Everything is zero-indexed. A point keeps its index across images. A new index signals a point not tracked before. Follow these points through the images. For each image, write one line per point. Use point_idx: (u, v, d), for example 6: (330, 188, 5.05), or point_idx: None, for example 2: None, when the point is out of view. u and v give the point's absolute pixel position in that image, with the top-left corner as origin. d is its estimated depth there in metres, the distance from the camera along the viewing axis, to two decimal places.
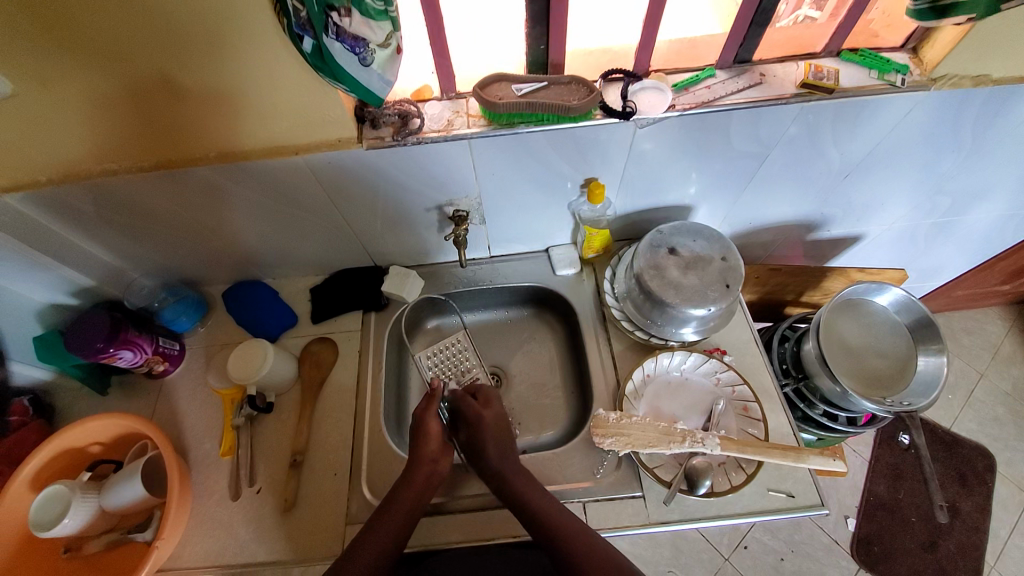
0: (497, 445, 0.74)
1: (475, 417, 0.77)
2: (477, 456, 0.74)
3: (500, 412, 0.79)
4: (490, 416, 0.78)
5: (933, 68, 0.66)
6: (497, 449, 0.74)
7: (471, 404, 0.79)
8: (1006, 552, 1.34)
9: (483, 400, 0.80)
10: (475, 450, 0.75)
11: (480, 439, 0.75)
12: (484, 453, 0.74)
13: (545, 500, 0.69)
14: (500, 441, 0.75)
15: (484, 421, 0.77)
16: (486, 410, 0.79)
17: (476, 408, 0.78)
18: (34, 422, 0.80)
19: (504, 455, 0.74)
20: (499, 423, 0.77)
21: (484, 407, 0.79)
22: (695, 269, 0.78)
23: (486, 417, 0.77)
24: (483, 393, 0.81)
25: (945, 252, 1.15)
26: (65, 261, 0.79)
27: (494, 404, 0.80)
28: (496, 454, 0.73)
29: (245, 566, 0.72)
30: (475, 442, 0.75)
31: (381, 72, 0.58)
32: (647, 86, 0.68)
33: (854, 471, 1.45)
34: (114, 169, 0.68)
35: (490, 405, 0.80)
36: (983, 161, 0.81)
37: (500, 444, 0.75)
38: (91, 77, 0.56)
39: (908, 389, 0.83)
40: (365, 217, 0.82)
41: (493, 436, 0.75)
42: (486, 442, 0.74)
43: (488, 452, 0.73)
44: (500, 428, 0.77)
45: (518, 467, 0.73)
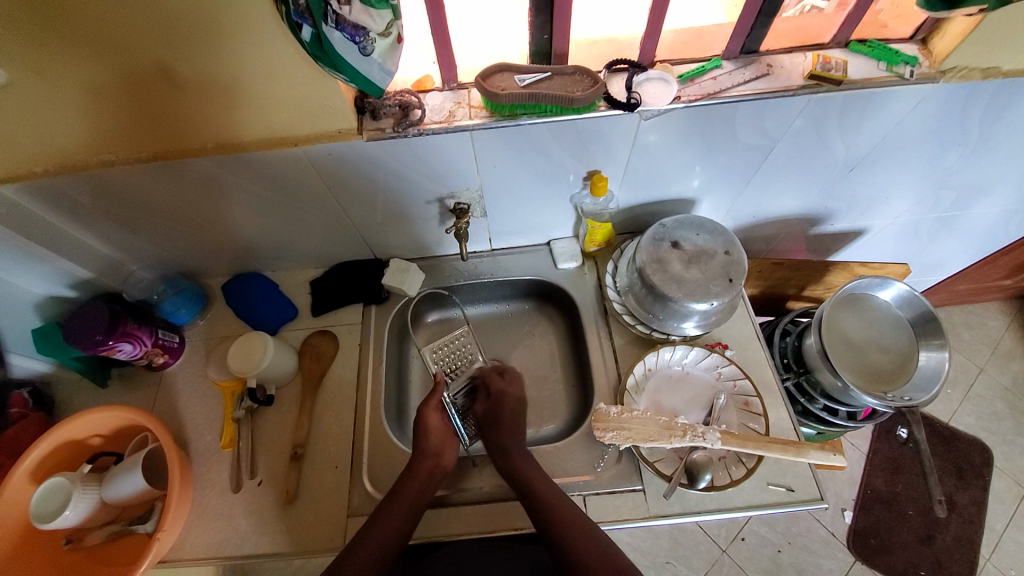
0: (511, 419, 0.79)
1: (498, 392, 0.82)
2: (490, 428, 0.79)
3: (519, 396, 0.82)
4: (512, 395, 0.82)
5: (943, 60, 0.65)
6: (511, 422, 0.79)
7: (495, 381, 0.83)
8: (1002, 545, 1.34)
9: (506, 377, 0.84)
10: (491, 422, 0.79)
11: (500, 414, 0.80)
12: (501, 427, 0.78)
13: (548, 485, 0.69)
14: (512, 424, 0.79)
15: (506, 396, 0.82)
16: (510, 386, 0.83)
17: (500, 384, 0.83)
18: (34, 414, 0.80)
19: (513, 435, 0.77)
20: (518, 403, 0.82)
21: (506, 384, 0.83)
22: (698, 263, 0.77)
23: (506, 394, 0.82)
24: (508, 373, 0.84)
25: (948, 247, 1.15)
26: (63, 252, 0.78)
27: (514, 384, 0.83)
28: (507, 428, 0.78)
29: (247, 557, 0.72)
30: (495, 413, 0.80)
31: (381, 62, 0.57)
32: (653, 77, 0.67)
33: (853, 464, 1.45)
34: (112, 160, 0.67)
35: (511, 386, 0.83)
36: (989, 155, 0.80)
37: (513, 419, 0.79)
38: (87, 67, 0.55)
39: (909, 384, 0.83)
40: (365, 209, 0.81)
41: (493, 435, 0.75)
42: (501, 415, 0.80)
43: (502, 424, 0.79)
44: (520, 406, 0.81)
45: (523, 448, 0.75)
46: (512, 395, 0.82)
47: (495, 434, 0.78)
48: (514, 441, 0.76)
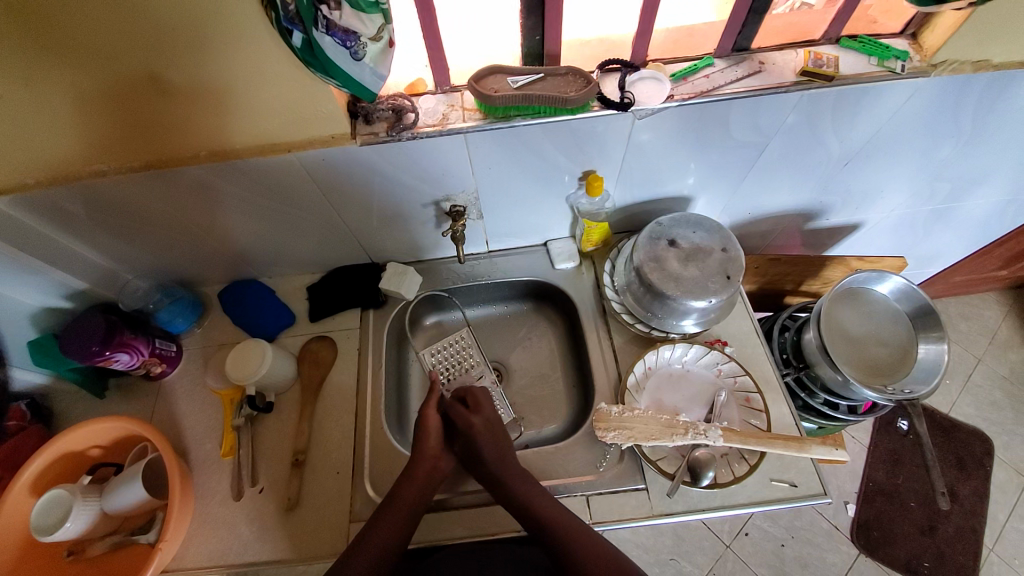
0: (493, 447, 0.73)
1: (465, 425, 0.75)
2: (477, 463, 0.72)
3: (490, 418, 0.77)
4: (480, 424, 0.75)
5: (933, 54, 0.65)
6: (494, 451, 0.72)
7: (462, 412, 0.76)
8: (1005, 535, 1.35)
9: (474, 405, 0.78)
10: (473, 455, 0.73)
11: (478, 448, 0.73)
12: (485, 460, 0.71)
13: (542, 495, 0.69)
14: (500, 454, 0.72)
15: (476, 428, 0.75)
16: (475, 416, 0.76)
17: (465, 417, 0.76)
18: (32, 427, 0.79)
19: (502, 459, 0.72)
20: (490, 427, 0.76)
21: (474, 412, 0.77)
22: (695, 260, 0.77)
23: (476, 426, 0.75)
24: (473, 397, 0.79)
25: (942, 239, 1.15)
26: (58, 263, 0.78)
27: (484, 409, 0.78)
28: (494, 457, 0.72)
29: (251, 565, 0.72)
30: (472, 447, 0.73)
31: (373, 66, 0.57)
32: (645, 76, 0.67)
33: (854, 457, 1.45)
34: (104, 170, 0.67)
35: (479, 411, 0.78)
36: (982, 147, 0.81)
37: (495, 447, 0.73)
38: (76, 77, 0.55)
39: (908, 376, 0.83)
40: (361, 214, 0.81)
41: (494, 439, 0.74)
42: (484, 449, 0.73)
43: (488, 459, 0.72)
44: (493, 432, 0.75)
45: (518, 470, 0.71)
46: (480, 427, 0.75)
47: (485, 469, 0.71)
48: (506, 467, 0.71)
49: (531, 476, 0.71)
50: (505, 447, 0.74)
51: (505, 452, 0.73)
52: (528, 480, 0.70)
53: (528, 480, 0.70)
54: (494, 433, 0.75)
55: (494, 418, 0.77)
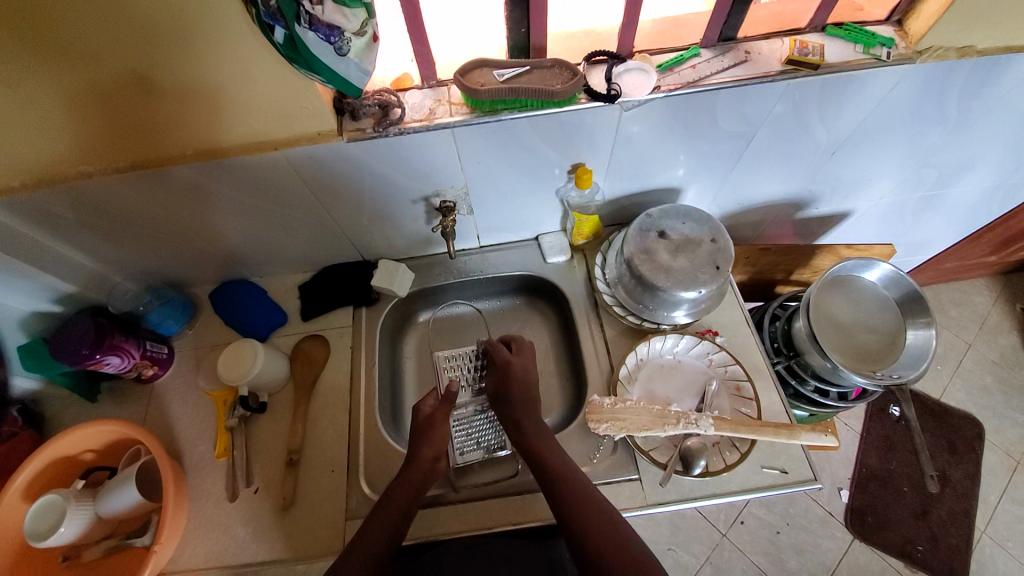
0: (523, 392, 0.76)
1: (502, 362, 0.79)
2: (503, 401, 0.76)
3: (528, 364, 0.79)
4: (518, 366, 0.78)
5: (918, 41, 0.65)
6: (521, 398, 0.75)
7: (502, 351, 0.80)
8: (996, 518, 1.37)
9: (515, 348, 0.80)
10: (502, 393, 0.77)
11: (509, 388, 0.76)
12: (511, 402, 0.75)
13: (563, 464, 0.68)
14: (526, 397, 0.76)
15: (512, 368, 0.78)
16: (516, 359, 0.79)
17: (506, 356, 0.79)
18: (24, 432, 0.79)
19: (528, 408, 0.75)
20: (525, 376, 0.78)
21: (513, 355, 0.80)
22: (685, 251, 0.78)
23: (512, 365, 0.78)
24: (516, 342, 0.81)
25: (932, 225, 1.16)
26: (46, 267, 0.77)
27: (525, 355, 0.80)
28: (520, 402, 0.75)
29: (247, 565, 0.72)
30: (503, 385, 0.77)
31: (358, 61, 0.57)
32: (631, 67, 0.67)
33: (848, 444, 1.47)
34: (90, 172, 0.66)
35: (521, 354, 0.80)
36: (969, 133, 0.81)
37: (525, 392, 0.76)
38: (59, 79, 0.54)
39: (897, 362, 0.84)
40: (350, 211, 0.80)
41: (519, 385, 0.77)
42: (512, 390, 0.76)
43: (512, 400, 0.75)
44: (528, 379, 0.78)
45: (538, 424, 0.73)
46: (517, 368, 0.78)
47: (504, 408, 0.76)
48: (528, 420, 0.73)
49: (550, 433, 0.73)
50: (531, 397, 0.76)
51: (532, 405, 0.75)
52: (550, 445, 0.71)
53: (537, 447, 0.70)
54: (528, 382, 0.77)
55: (531, 367, 0.79)
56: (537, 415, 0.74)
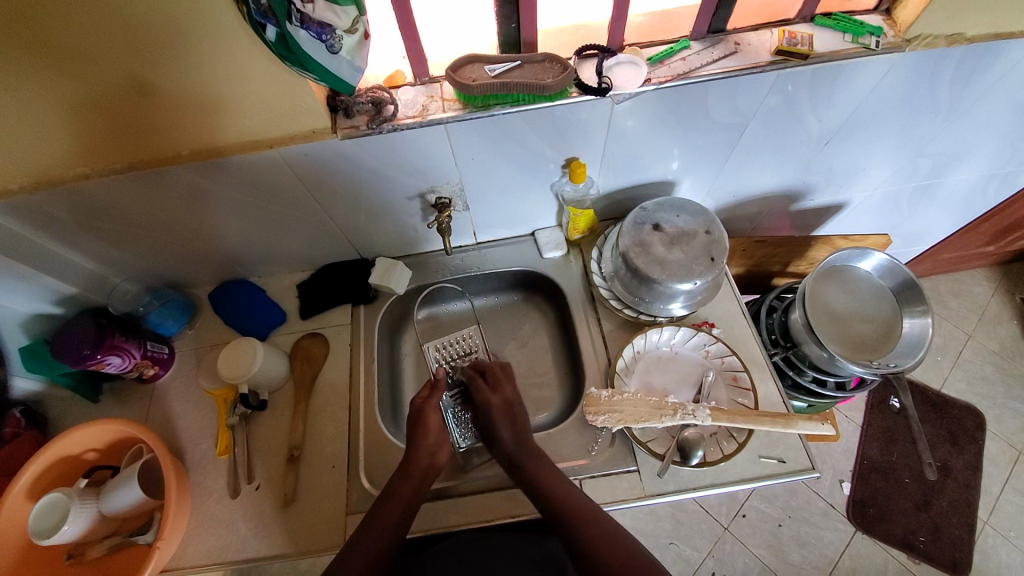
0: (508, 426, 0.75)
1: (483, 403, 0.77)
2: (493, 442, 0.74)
3: (509, 398, 0.78)
4: (499, 403, 0.77)
5: (907, 29, 0.66)
6: (511, 431, 0.74)
7: (481, 389, 0.78)
8: (999, 507, 1.37)
9: (495, 385, 0.79)
10: (486, 432, 0.75)
11: (491, 422, 0.75)
12: (498, 436, 0.74)
13: (558, 476, 0.69)
14: (515, 428, 0.75)
15: (492, 408, 0.76)
16: (494, 395, 0.77)
17: (485, 394, 0.78)
18: (27, 433, 0.79)
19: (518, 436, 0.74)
20: (508, 408, 0.77)
21: (493, 391, 0.78)
22: (679, 244, 0.78)
23: (494, 404, 0.76)
24: (492, 374, 0.80)
25: (929, 215, 1.16)
26: (47, 269, 0.78)
27: (504, 388, 0.79)
28: (511, 437, 0.73)
29: (250, 561, 0.73)
30: (487, 425, 0.76)
31: (350, 58, 0.58)
32: (622, 61, 0.67)
33: (848, 436, 1.47)
34: (88, 173, 0.67)
35: (500, 389, 0.78)
36: (962, 121, 0.81)
37: (511, 425, 0.75)
38: (59, 82, 0.55)
39: (893, 351, 0.84)
40: (347, 209, 0.81)
41: (503, 418, 0.75)
42: (499, 427, 0.74)
43: (501, 435, 0.74)
44: (510, 411, 0.76)
45: (532, 450, 0.72)
46: (497, 407, 0.76)
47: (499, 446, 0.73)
48: (520, 446, 0.72)
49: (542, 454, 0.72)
50: (518, 426, 0.75)
51: (522, 433, 0.74)
52: (541, 460, 0.71)
53: (533, 461, 0.70)
54: (512, 413, 0.76)
55: (513, 399, 0.78)
56: (528, 437, 0.74)
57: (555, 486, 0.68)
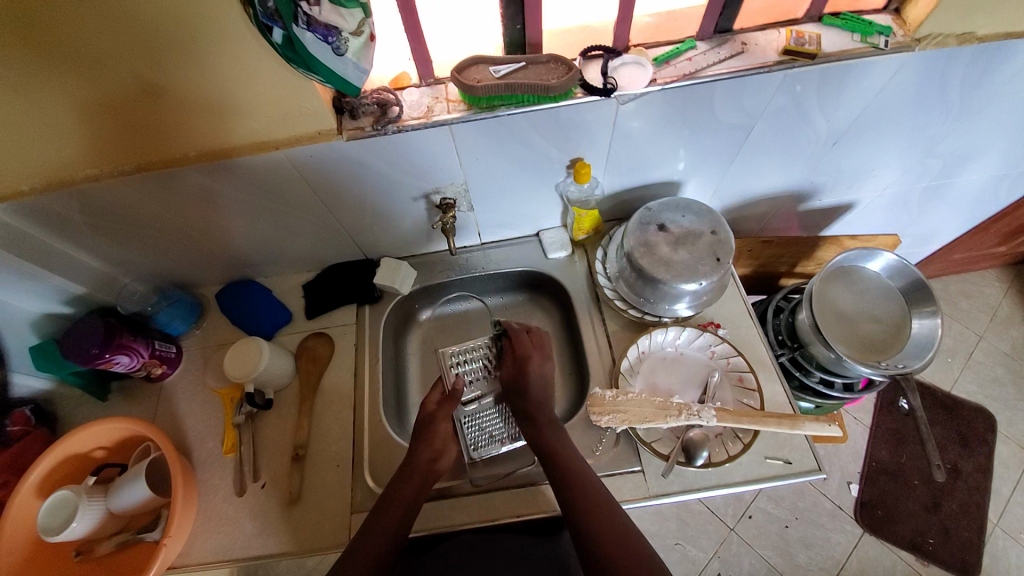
0: (539, 392, 0.78)
1: (523, 355, 0.81)
2: (521, 396, 0.78)
3: (546, 359, 0.82)
4: (537, 360, 0.81)
5: (917, 28, 0.65)
6: (539, 395, 0.78)
7: (523, 343, 0.83)
8: (1008, 510, 1.35)
9: (535, 340, 0.84)
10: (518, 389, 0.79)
11: (525, 382, 0.79)
12: (528, 395, 0.78)
13: (571, 454, 0.69)
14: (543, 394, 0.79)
15: (531, 362, 0.81)
16: (535, 352, 0.82)
17: (527, 348, 0.82)
18: (37, 431, 0.81)
19: (542, 402, 0.77)
20: (541, 372, 0.80)
21: (532, 350, 0.82)
22: (685, 245, 0.77)
23: (532, 359, 0.81)
24: (535, 334, 0.84)
25: (939, 216, 1.15)
26: (57, 269, 0.78)
27: (545, 349, 0.83)
28: (540, 397, 0.78)
29: (256, 558, 0.73)
30: (519, 379, 0.79)
31: (356, 61, 0.58)
32: (627, 62, 0.67)
33: (856, 437, 1.46)
34: (97, 175, 0.67)
35: (537, 350, 0.83)
36: (973, 121, 0.80)
37: (542, 394, 0.78)
38: (69, 86, 0.56)
39: (902, 352, 0.83)
40: (352, 209, 0.81)
41: (536, 386, 0.79)
42: (530, 386, 0.79)
43: (530, 394, 0.78)
44: (544, 379, 0.80)
45: (553, 417, 0.75)
46: (536, 362, 0.81)
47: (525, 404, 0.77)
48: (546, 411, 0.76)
49: (560, 426, 0.74)
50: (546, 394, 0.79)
51: (546, 402, 0.77)
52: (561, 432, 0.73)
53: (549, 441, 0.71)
54: (546, 381, 0.80)
55: (547, 365, 0.82)
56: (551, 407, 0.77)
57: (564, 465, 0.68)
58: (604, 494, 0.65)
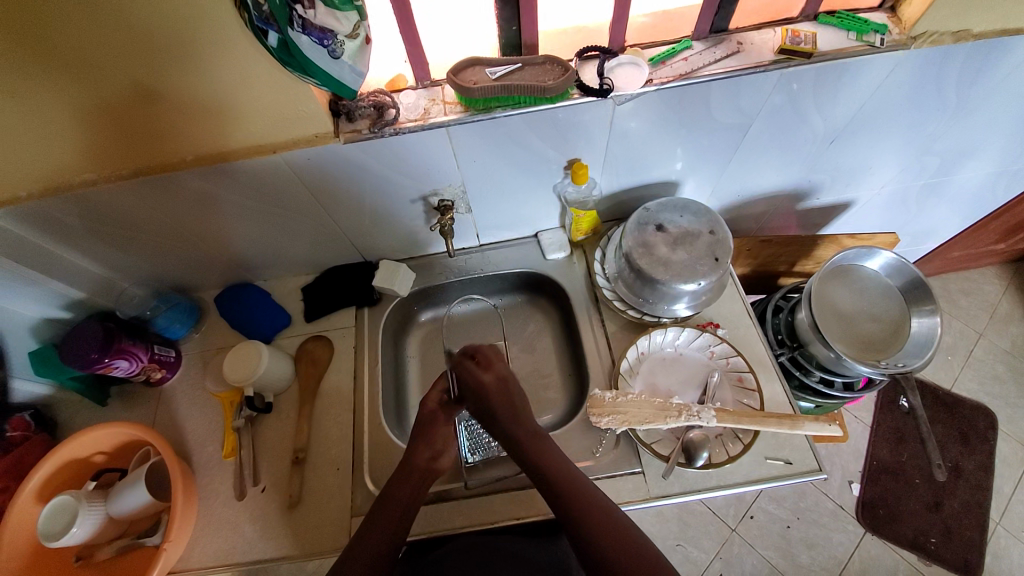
0: (506, 407, 0.71)
1: (476, 384, 0.72)
2: (491, 419, 0.72)
3: (502, 373, 0.74)
4: (493, 381, 0.72)
5: (912, 26, 0.65)
6: (506, 411, 0.71)
7: (472, 369, 0.73)
8: (1011, 509, 1.35)
9: (484, 362, 0.74)
10: (484, 412, 0.72)
11: (490, 407, 0.71)
12: (497, 418, 0.71)
13: (561, 461, 0.68)
14: (511, 410, 0.71)
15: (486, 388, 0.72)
16: (487, 373, 0.73)
17: (476, 373, 0.73)
18: (36, 436, 0.80)
19: (515, 420, 0.71)
20: (502, 385, 0.72)
21: (485, 369, 0.73)
22: (683, 245, 0.77)
23: (487, 384, 0.72)
24: (482, 354, 0.75)
25: (938, 213, 1.15)
26: (56, 275, 0.79)
27: (497, 365, 0.74)
28: (506, 416, 0.71)
29: (256, 562, 0.73)
30: (483, 406, 0.72)
31: (352, 64, 0.58)
32: (623, 62, 0.67)
33: (856, 436, 1.45)
34: (94, 179, 0.67)
35: (491, 367, 0.74)
36: (970, 118, 0.80)
37: (510, 406, 0.71)
38: (66, 91, 0.56)
39: (901, 351, 0.83)
40: (350, 213, 0.82)
41: (501, 402, 0.72)
42: (496, 408, 0.71)
43: (499, 415, 0.71)
44: (505, 388, 0.73)
45: (531, 431, 0.70)
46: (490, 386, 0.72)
47: (498, 425, 0.71)
48: (521, 427, 0.70)
49: (544, 437, 0.70)
50: (517, 408, 0.72)
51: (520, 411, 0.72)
52: (543, 444, 0.69)
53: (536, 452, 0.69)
54: (509, 391, 0.73)
55: (507, 374, 0.74)
56: (526, 416, 0.72)
57: (551, 466, 0.67)
58: (603, 501, 0.64)
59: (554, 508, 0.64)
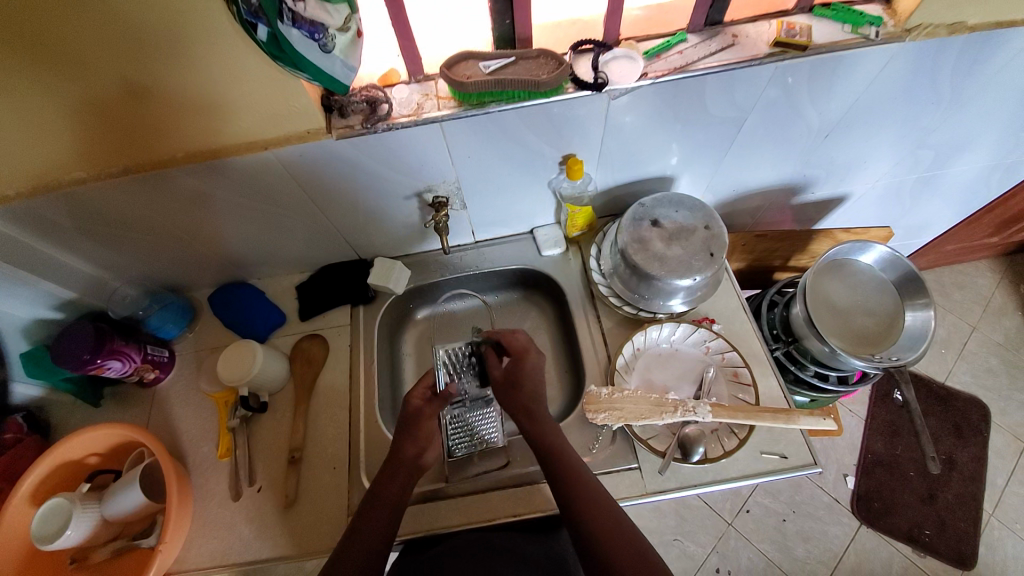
0: (533, 384, 0.75)
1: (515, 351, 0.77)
2: (515, 394, 0.75)
3: (532, 349, 0.78)
4: (529, 354, 0.77)
5: (907, 19, 0.65)
6: (531, 387, 0.75)
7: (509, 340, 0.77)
8: (1004, 500, 1.36)
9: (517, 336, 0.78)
10: (513, 384, 0.75)
11: (519, 378, 0.75)
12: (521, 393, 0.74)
13: (566, 453, 0.68)
14: (535, 388, 0.75)
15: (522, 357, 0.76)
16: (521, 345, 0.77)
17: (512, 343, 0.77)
18: (28, 438, 0.79)
19: (535, 400, 0.74)
20: (532, 361, 0.76)
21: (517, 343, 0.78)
22: (679, 239, 0.77)
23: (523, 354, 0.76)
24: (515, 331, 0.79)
25: (931, 207, 1.15)
26: (46, 275, 0.78)
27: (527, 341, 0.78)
28: (530, 394, 0.74)
29: (252, 563, 0.72)
30: (513, 376, 0.76)
31: (344, 58, 0.58)
32: (619, 56, 0.67)
33: (851, 429, 1.46)
34: (83, 177, 0.66)
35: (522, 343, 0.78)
36: (963, 111, 0.80)
37: (536, 383, 0.75)
38: (54, 87, 0.55)
39: (896, 344, 0.83)
40: (344, 210, 0.81)
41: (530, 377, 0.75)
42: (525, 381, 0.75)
43: (524, 391, 0.74)
44: (537, 364, 0.77)
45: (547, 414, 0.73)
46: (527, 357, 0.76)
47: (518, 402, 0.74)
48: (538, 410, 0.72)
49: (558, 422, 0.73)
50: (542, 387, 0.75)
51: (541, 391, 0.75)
52: (553, 430, 0.71)
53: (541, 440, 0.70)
54: (539, 369, 0.77)
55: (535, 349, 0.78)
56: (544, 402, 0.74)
57: (554, 458, 0.67)
58: (604, 495, 0.64)
59: (557, 499, 0.65)
